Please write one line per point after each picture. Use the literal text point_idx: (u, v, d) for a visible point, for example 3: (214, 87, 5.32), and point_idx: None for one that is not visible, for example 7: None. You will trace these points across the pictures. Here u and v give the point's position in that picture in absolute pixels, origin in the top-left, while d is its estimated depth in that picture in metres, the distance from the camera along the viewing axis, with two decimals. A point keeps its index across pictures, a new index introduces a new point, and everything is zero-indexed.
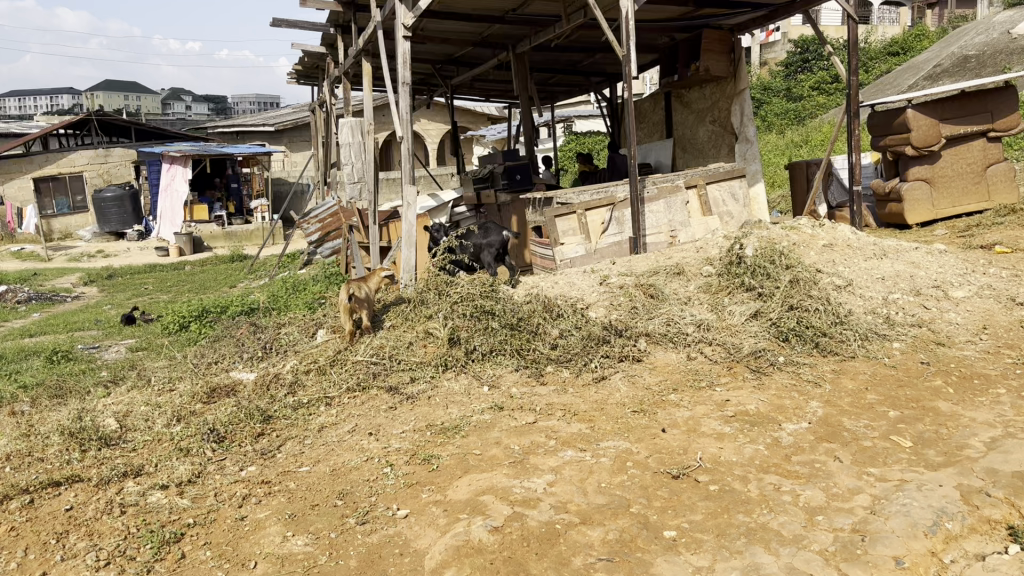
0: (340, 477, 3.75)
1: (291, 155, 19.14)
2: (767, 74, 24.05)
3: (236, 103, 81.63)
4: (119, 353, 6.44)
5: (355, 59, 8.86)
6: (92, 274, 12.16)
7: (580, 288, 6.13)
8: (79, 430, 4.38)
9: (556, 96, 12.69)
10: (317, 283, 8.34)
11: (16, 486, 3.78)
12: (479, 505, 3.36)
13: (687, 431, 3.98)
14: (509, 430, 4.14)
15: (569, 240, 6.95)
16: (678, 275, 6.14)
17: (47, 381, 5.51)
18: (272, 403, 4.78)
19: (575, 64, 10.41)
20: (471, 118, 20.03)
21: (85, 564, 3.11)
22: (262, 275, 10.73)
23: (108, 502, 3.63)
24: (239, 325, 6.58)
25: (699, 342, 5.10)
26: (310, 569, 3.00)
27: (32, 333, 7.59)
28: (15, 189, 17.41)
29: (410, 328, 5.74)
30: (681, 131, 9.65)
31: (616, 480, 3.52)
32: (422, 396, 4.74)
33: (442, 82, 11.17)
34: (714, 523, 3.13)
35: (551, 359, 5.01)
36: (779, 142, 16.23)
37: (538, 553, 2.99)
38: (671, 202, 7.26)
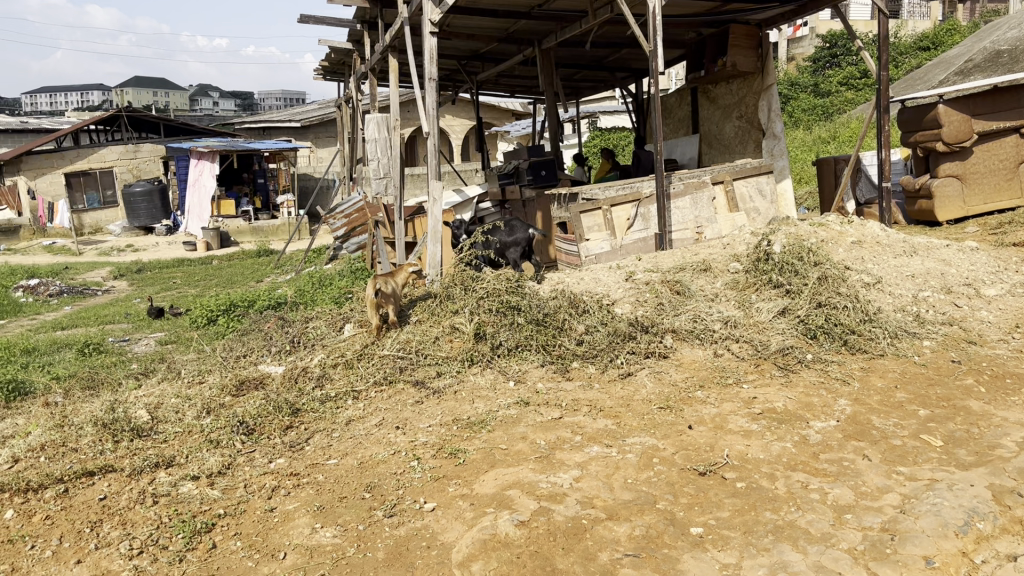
0: (367, 470, 3.78)
1: (317, 150, 19.28)
2: (794, 70, 23.86)
3: (263, 99, 82.40)
4: (149, 346, 6.53)
5: (381, 54, 8.88)
6: (122, 268, 12.32)
7: (606, 284, 6.12)
8: (112, 421, 4.45)
9: (582, 91, 12.65)
10: (343, 278, 8.39)
11: (50, 476, 3.85)
12: (505, 499, 3.37)
13: (714, 427, 3.97)
14: (535, 425, 4.15)
15: (594, 236, 6.95)
16: (704, 271, 6.12)
17: (79, 373, 5.60)
18: (301, 396, 4.82)
19: (601, 60, 10.38)
20: (496, 114, 20.04)
21: (118, 552, 3.17)
22: (288, 269, 10.81)
23: (140, 492, 3.68)
24: (267, 319, 6.65)
25: (726, 339, 5.09)
26: (339, 560, 3.03)
27: (64, 326, 7.71)
28: (47, 184, 17.68)
29: (436, 323, 5.76)
30: (708, 127, 9.60)
31: (642, 477, 3.52)
32: (448, 391, 4.77)
33: (467, 77, 11.18)
34: (741, 521, 3.11)
35: (577, 355, 5.01)
36: (807, 138, 16.09)
37: (565, 547, 3.00)
38: (698, 198, 7.22)
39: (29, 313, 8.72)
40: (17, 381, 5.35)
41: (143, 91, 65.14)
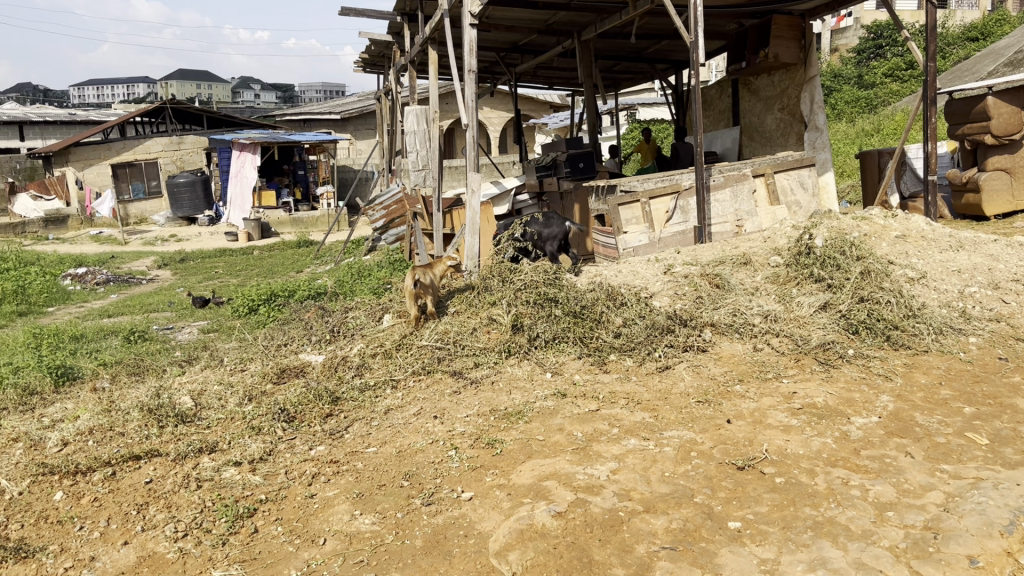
0: (406, 459, 3.82)
1: (356, 142, 19.47)
2: (838, 61, 23.49)
3: (304, 92, 83.24)
4: (192, 334, 6.65)
5: (421, 47, 8.91)
6: (166, 257, 12.53)
7: (644, 277, 6.09)
8: (157, 406, 4.55)
9: (620, 83, 12.58)
10: (382, 269, 8.45)
11: (98, 459, 3.95)
12: (542, 489, 3.39)
13: (754, 422, 3.94)
14: (572, 417, 4.15)
15: (631, 229, 6.91)
16: (744, 265, 6.06)
17: (125, 359, 5.72)
18: (340, 384, 4.89)
19: (641, 51, 10.30)
20: (534, 105, 20.01)
21: (163, 534, 3.24)
22: (328, 260, 10.93)
23: (184, 476, 3.76)
24: (307, 309, 6.73)
25: (765, 333, 5.04)
26: (378, 547, 3.07)
27: (110, 314, 7.88)
28: (94, 175, 18.10)
29: (474, 314, 5.78)
30: (749, 119, 9.48)
31: (680, 470, 3.50)
32: (486, 381, 4.79)
33: (506, 70, 11.18)
34: (780, 516, 3.09)
35: (615, 348, 5.00)
36: (850, 130, 15.82)
37: (601, 539, 3.00)
38: (738, 191, 7.16)
39: (77, 301, 8.93)
40: (66, 366, 5.48)
41: (186, 84, 66.17)
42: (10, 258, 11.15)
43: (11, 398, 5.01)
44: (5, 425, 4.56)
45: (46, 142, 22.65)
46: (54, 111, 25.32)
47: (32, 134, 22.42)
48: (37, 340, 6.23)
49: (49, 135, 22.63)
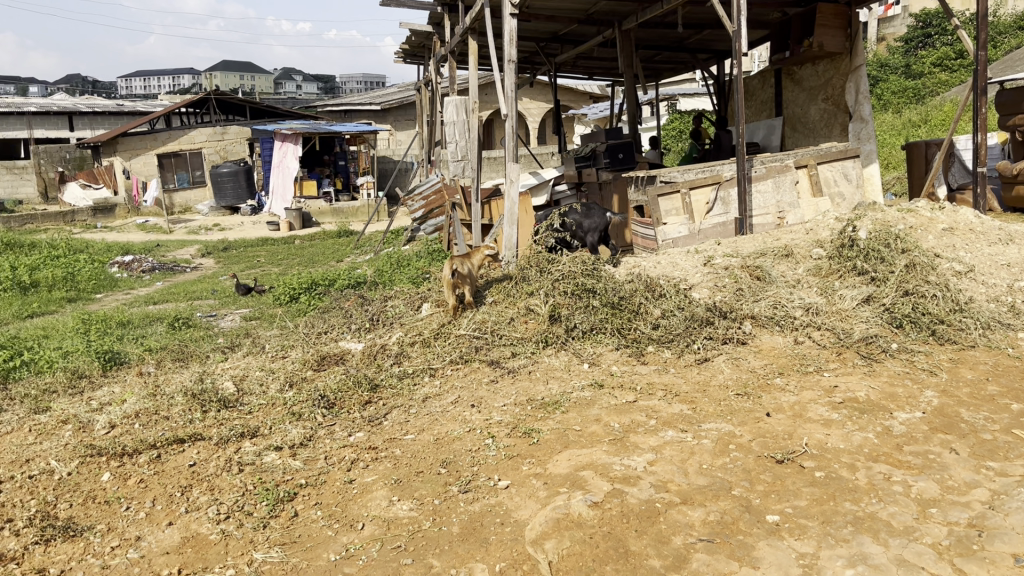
0: (443, 447, 3.84)
1: (396, 133, 19.59)
2: (885, 50, 23.03)
3: (345, 83, 83.87)
4: (235, 321, 6.75)
5: (461, 36, 8.90)
6: (210, 246, 12.75)
7: (683, 269, 6.05)
8: (200, 391, 4.64)
9: (661, 73, 12.47)
10: (420, 259, 8.49)
11: (143, 442, 4.04)
12: (579, 479, 3.39)
13: (794, 415, 3.89)
14: (610, 408, 4.14)
15: (671, 220, 6.87)
16: (786, 257, 5.98)
17: (170, 345, 5.83)
18: (379, 372, 4.94)
19: (683, 41, 10.20)
20: (573, 96, 19.95)
21: (207, 516, 3.31)
22: (367, 249, 11.02)
23: (227, 460, 3.83)
24: (347, 298, 6.79)
25: (807, 326, 4.97)
26: (415, 533, 3.10)
27: (155, 301, 8.05)
28: (140, 165, 18.48)
29: (512, 304, 5.77)
30: (792, 109, 9.34)
31: (718, 463, 3.48)
32: (523, 371, 4.80)
33: (546, 60, 11.15)
34: (819, 510, 3.05)
35: (653, 339, 4.97)
36: (896, 121, 15.51)
37: (638, 530, 3.00)
38: (781, 182, 7.06)
39: (124, 288, 9.12)
40: (113, 351, 5.61)
41: (230, 75, 67.06)
42: (59, 246, 11.43)
43: (61, 382, 5.15)
44: (55, 408, 4.69)
45: (95, 132, 23.17)
46: (104, 102, 25.85)
47: (82, 124, 22.94)
48: (86, 326, 6.40)
49: (98, 126, 23.16)
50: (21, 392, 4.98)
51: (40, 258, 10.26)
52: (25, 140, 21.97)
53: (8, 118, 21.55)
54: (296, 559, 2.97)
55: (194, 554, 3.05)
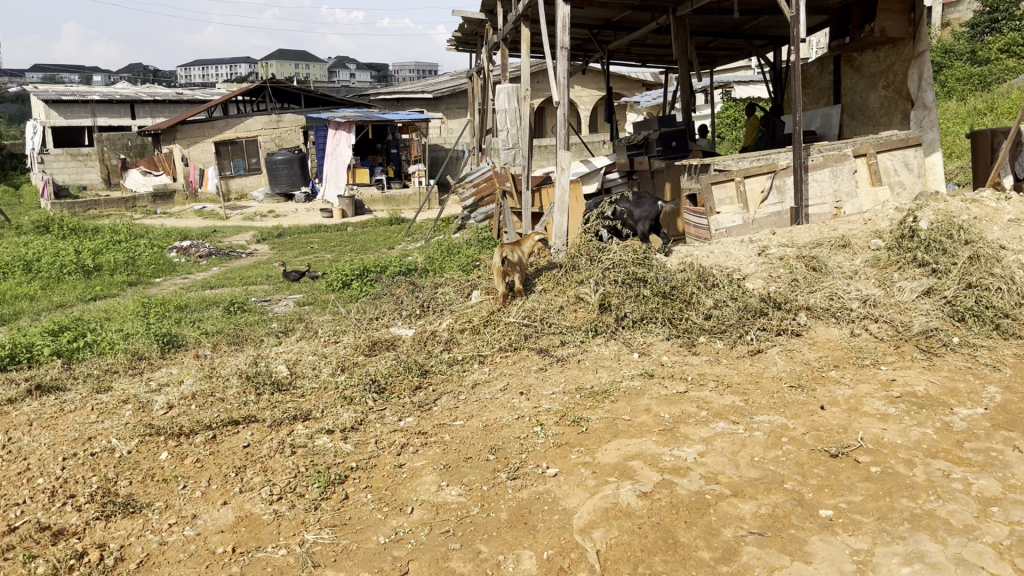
0: (492, 433, 3.86)
1: (448, 121, 19.65)
2: (949, 36, 22.35)
3: (398, 71, 84.59)
4: (288, 306, 6.86)
5: (514, 24, 8.84)
6: (264, 232, 12.98)
7: (737, 258, 5.96)
8: (255, 374, 4.73)
9: (716, 60, 12.27)
10: (471, 247, 8.50)
11: (200, 423, 4.13)
12: (628, 469, 3.37)
13: (848, 409, 3.81)
14: (660, 398, 4.11)
15: (725, 209, 6.78)
16: (843, 247, 5.85)
17: (226, 329, 5.95)
18: (429, 358, 4.98)
19: (738, 27, 10.02)
20: (626, 84, 19.78)
21: (260, 497, 3.37)
22: (418, 237, 11.09)
23: (280, 442, 3.89)
24: (398, 285, 6.85)
25: (864, 318, 4.85)
26: (463, 518, 3.12)
27: (212, 285, 8.21)
28: (197, 152, 19.07)
29: (561, 293, 5.74)
30: (851, 96, 9.13)
31: (771, 455, 3.43)
32: (572, 359, 4.79)
33: (599, 47, 11.05)
34: (875, 506, 2.99)
35: (705, 330, 4.91)
36: (960, 109, 15.04)
37: (687, 521, 2.97)
38: (838, 171, 6.88)
39: (182, 273, 9.33)
40: (172, 334, 5.75)
41: (286, 64, 68.14)
42: (121, 231, 11.76)
43: (122, 362, 5.30)
44: (116, 388, 4.82)
45: (155, 120, 23.75)
46: (165, 90, 26.48)
47: (143, 112, 23.54)
48: (145, 309, 6.56)
49: (158, 114, 23.75)
50: (84, 372, 5.15)
51: (104, 242, 10.58)
52: (89, 128, 22.58)
53: (73, 106, 22.18)
54: (347, 541, 3.01)
55: (248, 534, 3.11)
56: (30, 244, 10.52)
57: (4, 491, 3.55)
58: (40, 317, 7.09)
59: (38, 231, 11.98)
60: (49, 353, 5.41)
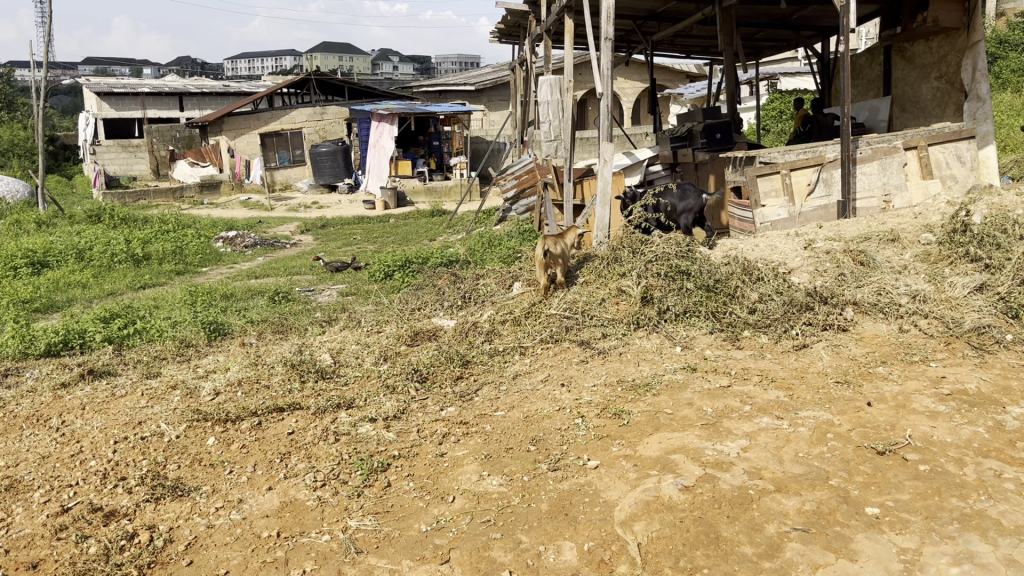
0: (533, 424, 3.86)
1: (490, 114, 19.65)
2: (1004, 26, 21.73)
3: (440, 64, 84.92)
4: (332, 296, 6.93)
5: (558, 15, 8.79)
6: (308, 223, 13.12)
7: (783, 252, 5.88)
8: (299, 362, 4.80)
9: (762, 51, 12.09)
10: (512, 239, 8.50)
11: (246, 409, 4.20)
12: (670, 463, 3.35)
13: (896, 406, 3.74)
14: (703, 392, 4.07)
15: (770, 202, 6.69)
16: (892, 241, 5.74)
17: (271, 318, 6.04)
18: (470, 348, 5.00)
19: (786, 17, 9.85)
20: (670, 75, 19.61)
21: (304, 483, 3.42)
22: (460, 229, 11.11)
23: (324, 429, 3.94)
24: (440, 276, 6.88)
25: (913, 314, 4.76)
26: (504, 508, 3.13)
27: (257, 275, 8.33)
28: (245, 143, 19.31)
29: (603, 285, 5.72)
30: (901, 88, 8.93)
31: (815, 452, 3.38)
32: (614, 352, 4.77)
33: (643, 38, 10.95)
34: (924, 505, 2.93)
35: (749, 324, 4.86)
36: (1015, 101, 14.62)
37: (730, 516, 2.95)
38: (887, 164, 6.75)
39: (228, 262, 9.48)
40: (218, 321, 5.84)
41: (331, 56, 68.78)
42: (170, 221, 11.97)
43: (170, 349, 5.41)
44: (165, 373, 4.93)
45: (203, 111, 24.14)
46: (213, 83, 26.91)
47: (191, 104, 23.95)
48: (192, 298, 6.69)
49: (206, 106, 24.15)
50: (135, 358, 5.27)
51: (152, 232, 10.79)
52: (139, 120, 23.06)
53: (124, 98, 22.65)
54: (389, 528, 3.05)
55: (293, 519, 3.16)
56: (83, 233, 10.77)
57: (59, 472, 3.65)
58: (92, 304, 7.25)
59: (90, 220, 12.26)
60: (100, 339, 5.56)
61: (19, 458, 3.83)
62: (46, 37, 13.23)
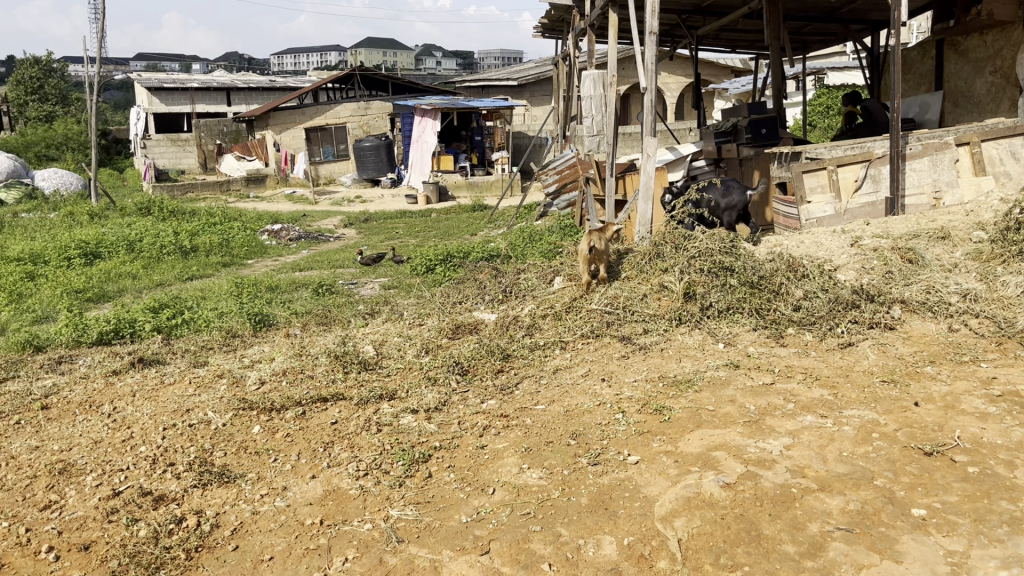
0: (573, 419, 3.86)
1: (532, 109, 19.69)
2: None
3: (482, 59, 85.11)
4: (374, 289, 7.00)
5: (602, 10, 8.74)
6: (352, 217, 13.24)
7: (828, 249, 5.79)
8: (343, 353, 4.86)
9: (810, 45, 11.91)
10: (553, 234, 8.49)
11: (291, 399, 4.27)
12: (711, 460, 3.32)
13: (945, 406, 3.67)
14: (745, 389, 4.04)
15: (816, 198, 6.62)
16: (942, 239, 5.63)
17: (315, 309, 6.12)
18: (511, 342, 5.02)
19: (835, 11, 9.69)
20: (714, 70, 19.45)
21: (347, 472, 3.47)
22: (501, 224, 11.13)
23: (366, 420, 3.99)
24: (481, 270, 6.91)
25: (963, 313, 4.66)
26: (544, 502, 3.14)
27: (301, 268, 8.44)
28: (291, 138, 19.61)
29: (645, 281, 5.69)
30: (954, 83, 8.74)
31: (860, 451, 3.33)
32: (655, 348, 4.75)
33: (687, 32, 10.86)
34: (972, 508, 2.87)
35: (793, 321, 4.80)
36: None
37: (772, 514, 2.92)
38: (938, 160, 6.58)
39: (273, 255, 9.61)
40: (263, 313, 5.93)
41: (374, 52, 69.30)
42: (216, 214, 12.17)
43: (217, 339, 5.51)
44: (212, 363, 5.03)
45: (249, 106, 24.51)
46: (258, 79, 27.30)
47: (238, 99, 24.34)
48: (238, 289, 6.80)
49: (252, 100, 24.51)
50: (182, 347, 5.38)
51: (200, 224, 10.99)
52: (188, 114, 23.48)
53: (174, 93, 23.09)
54: (430, 518, 3.07)
55: (335, 507, 3.20)
56: (133, 224, 11.01)
57: (110, 457, 3.74)
58: (142, 295, 7.42)
59: (141, 212, 12.51)
60: (149, 329, 5.69)
61: (72, 443, 3.94)
62: (99, 33, 13.53)
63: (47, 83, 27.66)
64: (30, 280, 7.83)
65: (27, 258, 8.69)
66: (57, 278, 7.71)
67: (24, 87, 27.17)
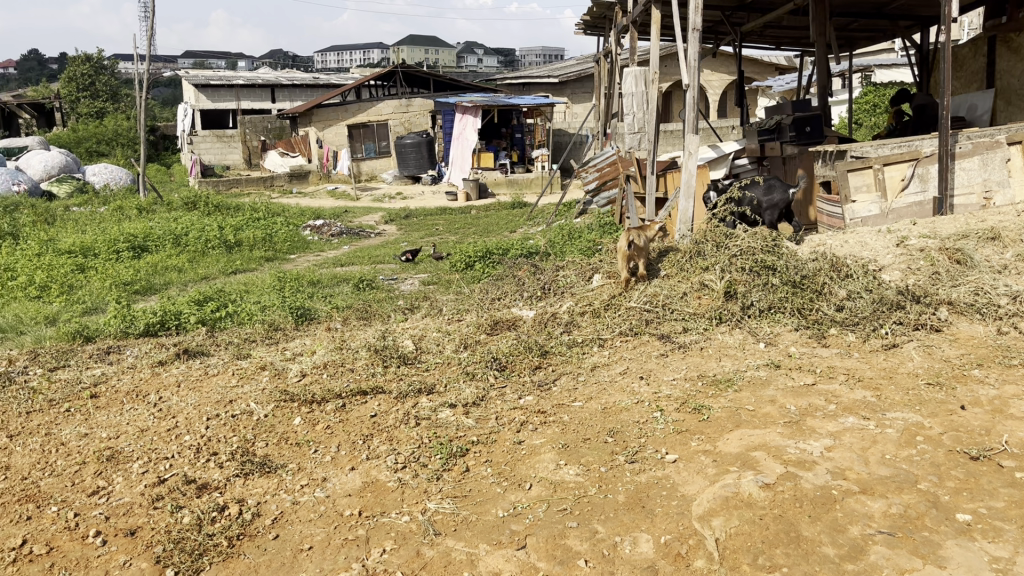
0: (611, 416, 3.85)
1: (573, 107, 19.71)
2: None
3: (523, 56, 85.02)
4: (414, 285, 7.05)
5: (644, 7, 8.70)
6: (393, 213, 13.32)
7: (873, 249, 5.70)
8: (382, 348, 4.92)
9: (857, 42, 11.71)
10: (592, 232, 8.46)
11: (331, 391, 4.32)
12: (750, 460, 3.30)
13: (992, 410, 3.59)
14: (786, 390, 4.00)
15: (861, 197, 6.52)
16: (992, 240, 5.49)
17: (355, 304, 6.19)
18: (550, 339, 5.02)
19: (883, 7, 9.51)
20: (759, 67, 19.24)
21: (386, 464, 3.51)
22: (540, 220, 11.13)
23: (405, 413, 4.03)
24: (520, 266, 6.91)
25: (1013, 315, 4.55)
26: (581, 498, 3.14)
27: (342, 263, 8.53)
28: (333, 134, 20.02)
29: (686, 279, 5.64)
30: (1007, 81, 8.52)
31: (903, 454, 3.28)
32: (695, 347, 4.72)
33: (731, 30, 10.75)
34: (1019, 514, 2.81)
35: (835, 322, 4.74)
36: None
37: (811, 515, 2.89)
38: (989, 159, 6.41)
39: (315, 250, 9.73)
40: (305, 307, 6.02)
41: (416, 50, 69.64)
42: (259, 209, 12.35)
43: (260, 332, 5.61)
44: (255, 355, 5.11)
45: (293, 103, 24.83)
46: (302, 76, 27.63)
47: (282, 96, 24.68)
48: (281, 283, 6.90)
49: (296, 97, 24.82)
50: (226, 339, 5.47)
51: (245, 219, 11.16)
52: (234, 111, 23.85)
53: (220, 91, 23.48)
54: (467, 512, 3.10)
55: (373, 499, 3.24)
56: (179, 219, 11.22)
57: (156, 446, 3.83)
58: (187, 287, 7.56)
59: (187, 207, 12.74)
60: (194, 321, 5.81)
61: (120, 430, 4.04)
62: (148, 32, 13.82)
63: (98, 79, 28.31)
64: (81, 272, 8.02)
65: (77, 251, 8.92)
66: (106, 271, 7.90)
67: (76, 84, 27.87)
